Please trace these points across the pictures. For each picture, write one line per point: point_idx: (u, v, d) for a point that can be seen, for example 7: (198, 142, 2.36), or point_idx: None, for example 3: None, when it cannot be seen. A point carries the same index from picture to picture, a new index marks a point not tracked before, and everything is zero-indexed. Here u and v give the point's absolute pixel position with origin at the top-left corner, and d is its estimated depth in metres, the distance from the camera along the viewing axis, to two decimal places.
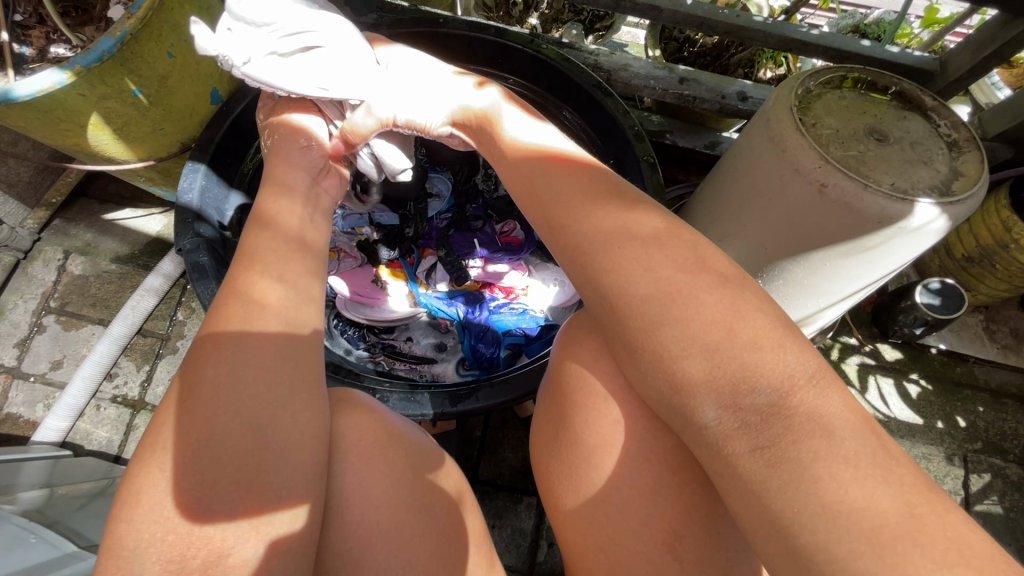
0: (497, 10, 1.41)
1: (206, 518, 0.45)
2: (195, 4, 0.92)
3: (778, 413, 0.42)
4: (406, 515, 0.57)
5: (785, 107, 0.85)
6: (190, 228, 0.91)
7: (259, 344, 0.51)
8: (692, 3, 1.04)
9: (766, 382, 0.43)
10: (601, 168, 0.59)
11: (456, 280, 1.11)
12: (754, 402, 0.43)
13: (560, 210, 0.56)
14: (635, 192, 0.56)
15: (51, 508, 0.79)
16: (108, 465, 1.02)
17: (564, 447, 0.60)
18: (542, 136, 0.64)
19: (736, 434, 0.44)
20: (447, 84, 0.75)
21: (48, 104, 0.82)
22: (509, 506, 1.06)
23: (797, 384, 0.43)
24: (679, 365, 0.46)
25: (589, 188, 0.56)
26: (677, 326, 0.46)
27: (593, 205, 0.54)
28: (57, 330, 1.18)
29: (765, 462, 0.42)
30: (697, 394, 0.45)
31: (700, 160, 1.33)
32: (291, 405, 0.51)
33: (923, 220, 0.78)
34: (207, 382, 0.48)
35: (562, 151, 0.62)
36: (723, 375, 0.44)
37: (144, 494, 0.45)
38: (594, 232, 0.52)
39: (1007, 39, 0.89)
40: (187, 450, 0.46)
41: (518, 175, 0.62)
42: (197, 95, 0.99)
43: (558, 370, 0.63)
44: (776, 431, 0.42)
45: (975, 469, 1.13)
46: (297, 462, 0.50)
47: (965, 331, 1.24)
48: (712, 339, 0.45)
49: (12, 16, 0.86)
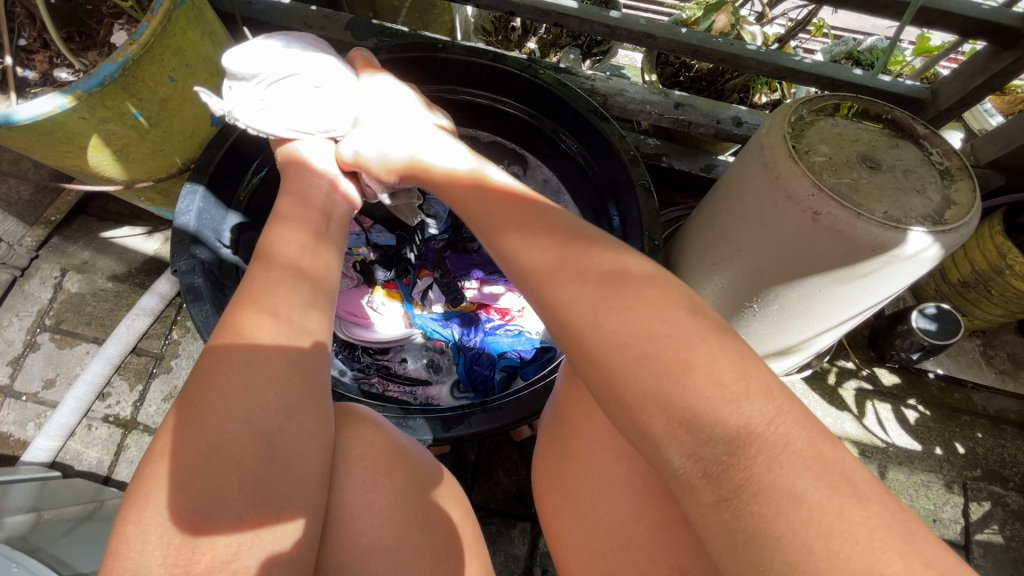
0: (496, 35, 1.44)
1: (209, 527, 0.46)
2: (198, 30, 0.93)
3: (736, 464, 0.40)
4: (407, 530, 0.57)
5: (780, 134, 0.86)
6: (186, 252, 0.92)
7: (269, 355, 0.52)
8: (687, 32, 1.06)
9: (723, 431, 0.41)
10: (540, 201, 0.60)
11: (452, 301, 1.12)
12: (714, 450, 0.41)
13: (505, 244, 0.58)
14: (575, 222, 0.57)
15: (36, 534, 0.78)
16: (97, 488, 1.01)
17: (566, 475, 0.62)
18: (506, 179, 0.65)
19: (701, 483, 0.42)
20: (418, 123, 0.77)
21: (49, 126, 0.83)
22: (502, 531, 1.04)
23: (756, 432, 0.41)
24: (640, 416, 0.45)
25: (543, 228, 0.56)
26: (635, 375, 0.45)
27: (531, 239, 0.56)
28: (51, 348, 1.17)
29: (729, 514, 0.40)
30: (661, 442, 0.44)
31: (696, 182, 1.34)
32: (299, 415, 0.52)
33: (915, 248, 0.78)
34: (217, 388, 0.49)
35: (525, 192, 0.62)
36: (677, 419, 0.43)
37: (151, 499, 0.46)
38: (556, 267, 0.53)
39: (996, 70, 0.91)
40: (195, 456, 0.47)
41: (474, 213, 0.63)
42: (197, 117, 1.00)
43: (565, 402, 0.66)
44: (737, 482, 0.40)
45: (975, 497, 1.12)
46: (301, 472, 0.51)
47: (962, 355, 1.24)
48: (662, 388, 0.44)
49: (17, 41, 0.88)
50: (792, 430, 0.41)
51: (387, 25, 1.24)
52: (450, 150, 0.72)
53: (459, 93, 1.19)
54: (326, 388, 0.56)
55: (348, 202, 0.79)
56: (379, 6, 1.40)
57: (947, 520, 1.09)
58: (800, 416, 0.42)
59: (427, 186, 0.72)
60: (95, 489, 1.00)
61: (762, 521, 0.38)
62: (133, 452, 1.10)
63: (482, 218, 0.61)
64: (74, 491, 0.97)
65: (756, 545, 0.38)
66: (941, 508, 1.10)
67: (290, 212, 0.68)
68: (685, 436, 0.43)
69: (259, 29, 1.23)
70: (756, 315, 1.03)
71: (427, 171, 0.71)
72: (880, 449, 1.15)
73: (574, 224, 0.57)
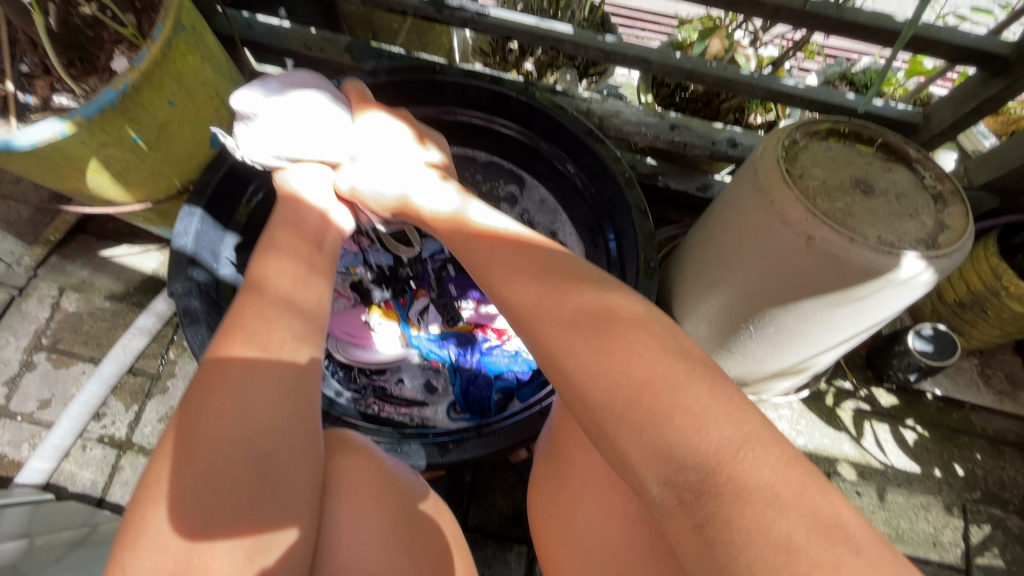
0: (494, 55, 1.46)
1: (203, 547, 0.47)
2: (198, 55, 0.94)
3: (709, 492, 0.42)
4: (396, 554, 0.58)
5: (774, 158, 0.86)
6: (183, 274, 0.92)
7: (263, 374, 0.54)
8: (681, 57, 1.07)
9: (694, 459, 0.43)
10: (544, 247, 0.60)
11: (449, 321, 1.14)
12: (686, 478, 0.43)
13: (504, 285, 0.58)
14: (578, 267, 0.57)
15: (27, 561, 0.78)
16: (90, 511, 1.00)
17: (561, 503, 0.62)
18: (495, 221, 0.66)
19: (677, 510, 0.43)
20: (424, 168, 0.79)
21: (48, 151, 0.84)
22: (498, 554, 1.03)
23: (724, 457, 0.42)
24: (617, 444, 0.46)
25: (526, 263, 0.58)
26: (607, 401, 0.47)
27: (532, 283, 0.55)
28: (47, 368, 1.17)
29: (703, 543, 0.41)
30: (639, 471, 0.45)
31: (693, 201, 1.34)
32: (290, 437, 0.53)
33: (909, 274, 0.79)
34: (210, 413, 0.50)
35: (515, 233, 0.63)
36: (656, 448, 0.44)
37: (146, 520, 0.46)
38: (548, 302, 0.53)
39: (988, 96, 0.92)
40: (190, 479, 0.48)
41: (461, 252, 0.65)
42: (197, 140, 1.01)
43: (560, 429, 0.66)
44: (709, 510, 0.41)
45: (975, 520, 1.11)
46: (292, 493, 0.52)
47: (960, 376, 1.23)
48: (636, 416, 0.45)
49: (19, 67, 0.89)
50: (762, 456, 0.42)
51: (385, 46, 1.26)
52: (439, 193, 0.75)
53: (457, 114, 1.20)
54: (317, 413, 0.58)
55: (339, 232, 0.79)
56: (379, 27, 1.42)
57: (947, 544, 1.08)
58: (783, 452, 0.43)
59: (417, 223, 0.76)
60: (87, 512, 0.99)
61: (732, 549, 0.40)
62: (127, 473, 1.09)
63: (469, 256, 0.63)
64: (66, 514, 0.97)
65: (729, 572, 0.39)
66: (941, 531, 1.09)
67: (285, 242, 0.68)
68: (660, 464, 0.44)
69: (259, 51, 1.24)
70: (752, 337, 1.03)
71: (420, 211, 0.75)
72: (879, 470, 1.14)
73: (575, 268, 0.57)
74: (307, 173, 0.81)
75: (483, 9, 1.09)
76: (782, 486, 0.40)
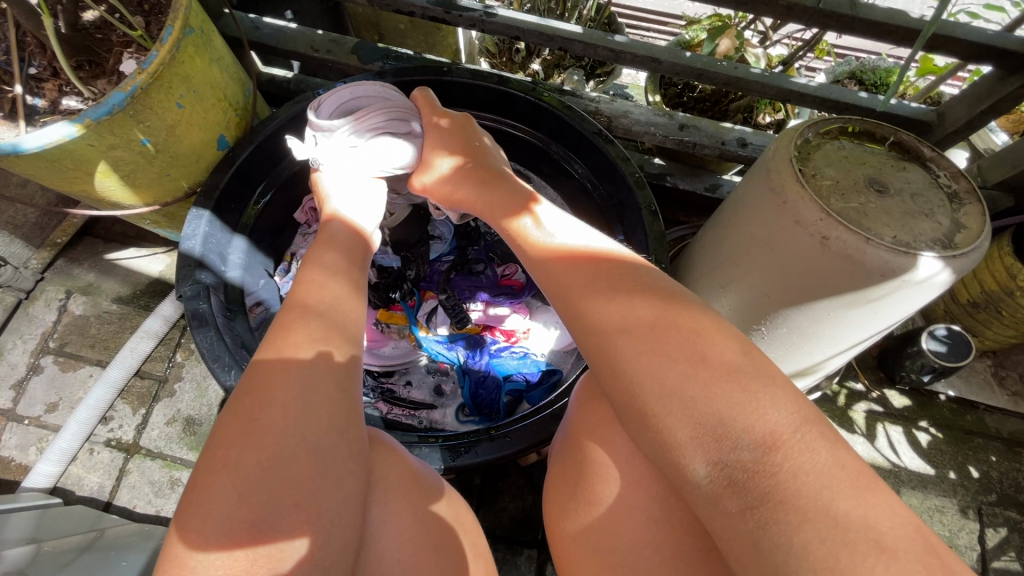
0: (501, 56, 1.46)
1: (266, 537, 0.46)
2: (206, 57, 0.94)
3: (764, 470, 0.43)
4: (425, 552, 0.57)
5: (786, 158, 0.85)
6: (191, 277, 0.91)
7: (311, 374, 0.54)
8: (691, 56, 1.06)
9: (748, 438, 0.44)
10: (621, 262, 0.58)
11: (457, 323, 1.10)
12: (738, 457, 0.44)
13: (579, 298, 0.56)
14: (655, 283, 0.55)
15: (36, 566, 0.77)
16: (97, 516, 0.99)
17: (579, 504, 0.60)
18: (580, 237, 0.63)
19: (725, 492, 0.44)
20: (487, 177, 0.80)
21: (57, 154, 0.84)
22: (508, 558, 1.02)
23: (781, 439, 0.43)
24: (665, 422, 0.47)
25: (622, 291, 0.55)
26: (659, 387, 0.48)
27: (605, 296, 0.55)
28: (54, 371, 1.17)
29: (755, 522, 0.42)
30: (686, 450, 0.46)
31: (702, 202, 1.33)
32: (348, 432, 0.54)
33: (926, 274, 0.78)
34: (276, 405, 0.51)
35: (604, 253, 0.60)
36: (706, 427, 0.45)
37: (208, 507, 0.46)
38: (609, 312, 0.53)
39: (1003, 94, 0.91)
40: (259, 467, 0.48)
41: (548, 280, 0.61)
42: (205, 142, 1.01)
43: (575, 427, 0.65)
44: (764, 489, 0.42)
45: (991, 523, 1.10)
46: (348, 492, 0.52)
47: (973, 377, 1.22)
48: (691, 393, 0.46)
49: (28, 70, 0.89)
50: (818, 442, 0.43)
51: (392, 48, 1.25)
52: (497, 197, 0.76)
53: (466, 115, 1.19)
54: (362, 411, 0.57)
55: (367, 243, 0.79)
56: (386, 29, 1.43)
57: (963, 547, 1.07)
58: (838, 448, 0.43)
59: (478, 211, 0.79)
60: (94, 517, 0.99)
61: (787, 527, 0.41)
62: (135, 477, 1.09)
63: (559, 289, 0.59)
64: (74, 518, 0.96)
65: (781, 549, 0.40)
66: (956, 534, 1.08)
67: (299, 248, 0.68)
68: (711, 444, 0.45)
69: (266, 53, 1.24)
70: (767, 337, 1.01)
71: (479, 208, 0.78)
72: (893, 472, 1.13)
73: (651, 283, 0.55)
74: (352, 196, 0.87)
75: (491, 9, 1.08)
76: (833, 481, 0.41)
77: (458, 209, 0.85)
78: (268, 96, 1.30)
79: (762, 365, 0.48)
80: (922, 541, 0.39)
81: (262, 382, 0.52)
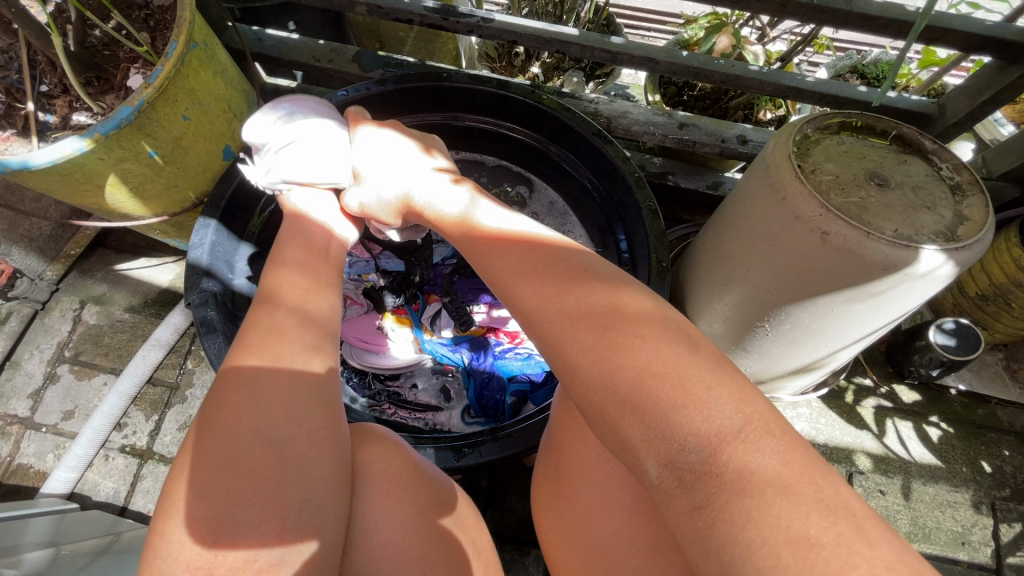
0: (500, 61, 1.47)
1: (228, 532, 0.47)
2: (210, 69, 0.96)
3: (710, 473, 0.40)
4: (424, 540, 0.59)
5: (785, 154, 0.85)
6: (197, 285, 0.93)
7: (279, 373, 0.55)
8: (688, 55, 1.06)
9: (694, 440, 0.42)
10: (550, 242, 0.59)
11: (461, 325, 1.12)
12: (687, 460, 0.41)
13: (503, 276, 0.59)
14: (580, 263, 0.56)
15: (56, 568, 0.78)
16: (112, 521, 1.01)
17: (562, 501, 0.62)
18: (511, 223, 0.64)
19: (675, 492, 0.42)
20: (422, 178, 0.78)
21: (68, 168, 0.86)
22: (515, 559, 1.03)
23: (726, 438, 0.41)
24: (619, 428, 0.46)
25: (546, 272, 0.55)
26: (609, 393, 0.46)
27: (530, 276, 0.56)
28: (70, 380, 1.20)
29: (703, 522, 0.40)
30: (639, 454, 0.44)
31: (704, 200, 1.33)
32: (307, 422, 0.54)
33: (928, 267, 0.77)
34: (229, 406, 0.52)
35: (535, 235, 0.61)
36: (656, 432, 0.43)
37: (174, 507, 0.48)
38: (531, 297, 0.55)
39: (1004, 84, 0.91)
40: (214, 466, 0.49)
41: (483, 261, 0.62)
42: (210, 153, 1.03)
43: (563, 424, 0.66)
44: (709, 491, 0.40)
45: (1005, 518, 1.08)
46: (314, 479, 0.52)
47: (984, 370, 1.21)
48: (636, 396, 0.45)
49: (39, 87, 0.91)
50: (767, 438, 0.41)
51: (393, 55, 1.27)
52: (455, 196, 0.73)
53: (464, 119, 1.21)
54: (340, 406, 0.59)
55: (342, 244, 0.82)
56: (387, 36, 1.46)
57: (976, 543, 1.06)
58: (790, 445, 0.41)
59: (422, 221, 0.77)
60: (110, 521, 1.01)
61: (732, 529, 0.38)
62: (149, 482, 1.11)
63: (493, 269, 0.60)
64: (90, 523, 0.98)
65: (724, 553, 0.38)
66: (969, 530, 1.07)
67: (299, 263, 0.70)
68: (661, 446, 0.43)
69: (269, 64, 1.26)
70: (767, 334, 1.02)
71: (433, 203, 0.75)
72: (902, 466, 1.12)
73: (577, 263, 0.56)
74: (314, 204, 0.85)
75: (488, 15, 1.09)
76: (780, 480, 0.39)
77: (411, 222, 0.82)
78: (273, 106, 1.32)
79: None
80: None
81: (261, 386, 0.54)
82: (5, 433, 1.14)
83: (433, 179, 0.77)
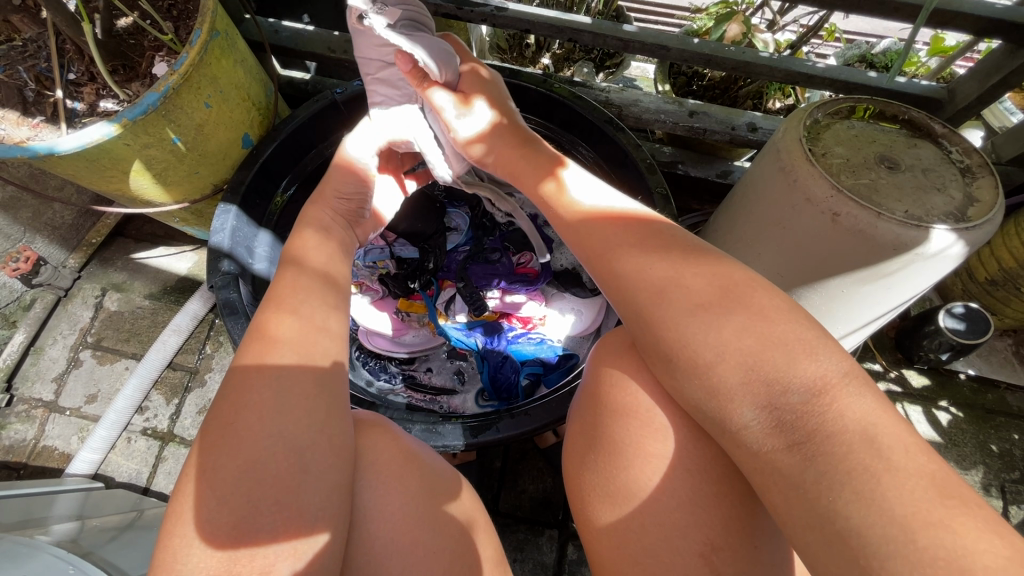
0: (511, 52, 1.49)
1: (248, 537, 0.48)
2: (230, 59, 0.98)
3: (813, 411, 0.46)
4: (417, 530, 0.58)
5: (796, 138, 0.86)
6: (217, 268, 0.96)
7: (299, 369, 0.55)
8: (699, 43, 1.08)
9: (798, 383, 0.47)
10: (651, 219, 0.62)
11: (474, 310, 1.14)
12: (788, 401, 0.47)
13: (604, 246, 0.61)
14: (680, 239, 0.59)
15: (85, 539, 0.80)
16: (137, 498, 1.04)
17: (600, 448, 0.61)
18: (608, 200, 0.66)
19: (772, 433, 0.48)
20: (510, 133, 0.76)
21: (96, 153, 0.88)
22: (530, 538, 1.05)
23: (830, 383, 0.47)
24: (716, 373, 0.50)
25: (644, 244, 0.59)
26: (713, 334, 0.51)
27: (628, 244, 0.59)
28: (92, 364, 1.22)
29: (801, 457, 0.46)
30: (735, 397, 0.50)
31: (713, 189, 1.35)
32: (327, 425, 0.54)
33: (939, 246, 0.78)
34: (252, 408, 0.51)
35: (629, 213, 0.64)
36: (757, 375, 0.49)
37: (192, 513, 0.48)
38: (632, 263, 0.58)
39: (1013, 68, 0.92)
40: (235, 471, 0.49)
41: (585, 241, 0.64)
42: (230, 140, 1.05)
43: (594, 379, 0.65)
44: (810, 427, 0.46)
45: (1014, 500, 1.09)
46: (332, 483, 0.53)
47: (994, 356, 1.22)
48: (747, 345, 0.49)
49: (68, 76, 0.94)
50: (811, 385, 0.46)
51: None
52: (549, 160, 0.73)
53: None
54: (346, 403, 0.58)
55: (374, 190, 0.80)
56: None
57: None
58: None
59: (508, 172, 0.76)
60: (134, 500, 1.04)
61: (833, 460, 0.44)
62: (171, 464, 1.14)
63: (596, 243, 0.62)
64: (116, 500, 1.01)
65: (825, 481, 0.45)
66: None
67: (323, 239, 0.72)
68: (761, 388, 0.48)
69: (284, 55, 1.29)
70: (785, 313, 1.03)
71: (505, 164, 0.76)
72: None
73: (676, 237, 0.59)
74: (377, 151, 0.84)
75: (502, 4, 1.11)
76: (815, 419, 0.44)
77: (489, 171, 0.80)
78: (288, 97, 1.35)
79: (763, 320, 0.50)
80: (898, 483, 0.42)
81: (296, 348, 0.56)
82: (30, 416, 1.17)
83: (523, 136, 0.76)
